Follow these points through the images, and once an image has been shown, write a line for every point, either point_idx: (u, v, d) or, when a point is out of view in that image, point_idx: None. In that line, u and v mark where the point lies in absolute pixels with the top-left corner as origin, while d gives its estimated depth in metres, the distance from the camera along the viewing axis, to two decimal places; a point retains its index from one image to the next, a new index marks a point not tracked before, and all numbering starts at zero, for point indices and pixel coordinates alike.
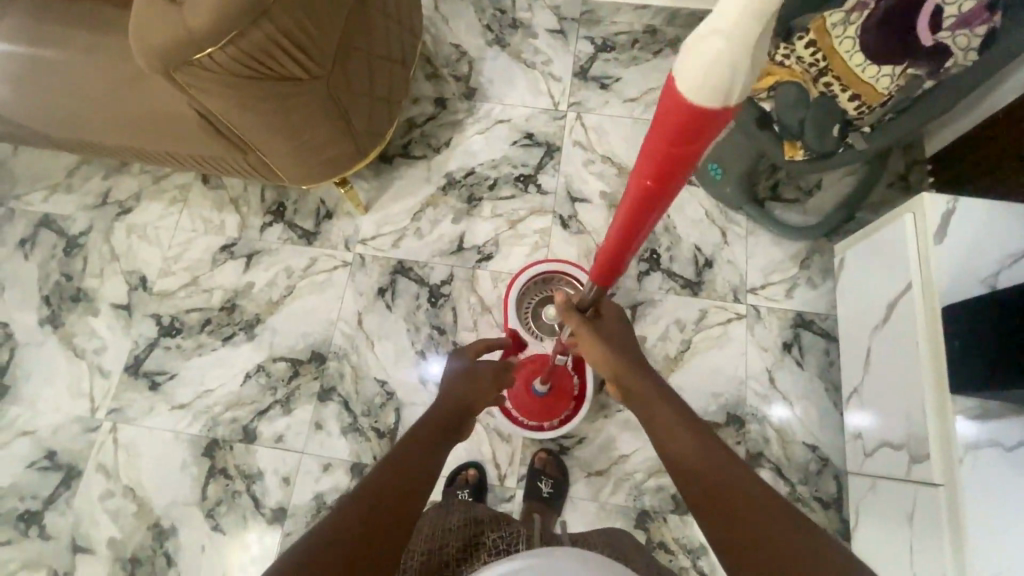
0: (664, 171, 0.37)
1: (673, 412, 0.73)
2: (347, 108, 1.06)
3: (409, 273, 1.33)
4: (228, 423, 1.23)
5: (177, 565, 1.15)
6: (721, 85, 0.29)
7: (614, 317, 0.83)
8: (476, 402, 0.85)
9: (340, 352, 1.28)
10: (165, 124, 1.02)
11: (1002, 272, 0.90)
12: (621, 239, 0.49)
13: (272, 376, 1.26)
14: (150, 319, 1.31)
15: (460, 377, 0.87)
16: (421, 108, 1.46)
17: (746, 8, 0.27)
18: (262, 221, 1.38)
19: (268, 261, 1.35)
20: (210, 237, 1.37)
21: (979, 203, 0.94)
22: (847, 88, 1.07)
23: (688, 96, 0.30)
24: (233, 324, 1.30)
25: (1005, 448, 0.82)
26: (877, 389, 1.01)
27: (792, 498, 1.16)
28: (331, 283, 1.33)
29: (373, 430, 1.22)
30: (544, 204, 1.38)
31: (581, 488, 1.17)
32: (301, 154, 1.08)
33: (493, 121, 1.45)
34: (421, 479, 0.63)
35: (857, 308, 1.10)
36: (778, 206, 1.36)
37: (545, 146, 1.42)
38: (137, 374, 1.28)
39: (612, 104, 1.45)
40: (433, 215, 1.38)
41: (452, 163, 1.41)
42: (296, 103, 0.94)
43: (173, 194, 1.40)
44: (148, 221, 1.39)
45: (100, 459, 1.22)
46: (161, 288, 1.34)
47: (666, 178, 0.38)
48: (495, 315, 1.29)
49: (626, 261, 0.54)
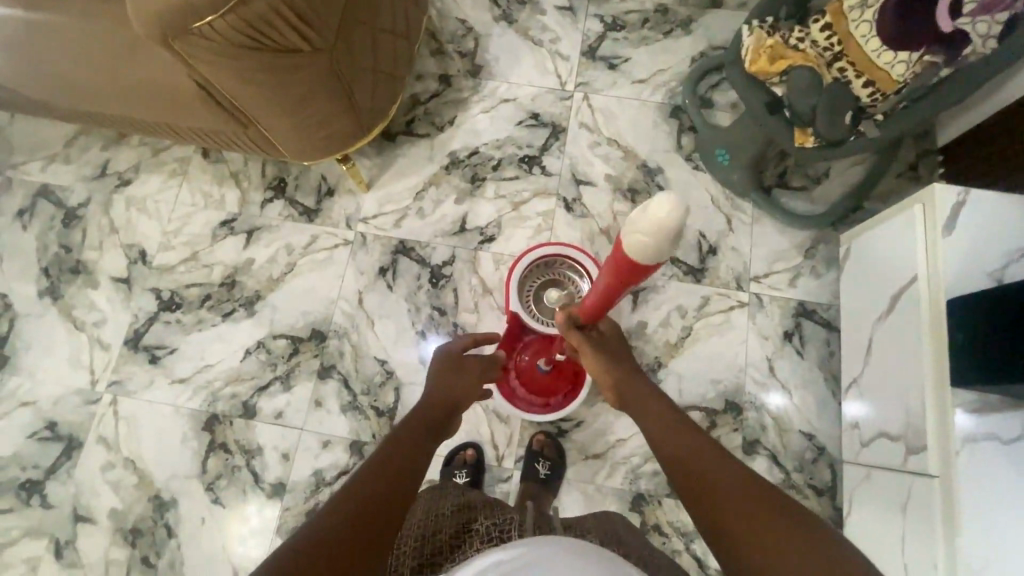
0: (626, 275, 0.67)
1: (665, 412, 0.78)
2: (351, 83, 1.03)
3: (410, 252, 1.32)
4: (228, 398, 1.24)
5: (177, 536, 1.17)
6: (652, 246, 0.58)
7: (613, 332, 0.92)
8: (465, 397, 0.88)
9: (340, 330, 1.27)
10: (163, 94, 0.99)
11: (1009, 267, 0.90)
12: (601, 301, 0.78)
13: (272, 353, 1.26)
14: (150, 293, 1.31)
15: (447, 374, 0.90)
16: (425, 85, 1.43)
17: (661, 217, 0.56)
18: (263, 196, 1.36)
19: (269, 238, 1.34)
20: (210, 212, 1.36)
21: (991, 195, 0.92)
22: (862, 75, 1.06)
23: (636, 247, 0.60)
24: (233, 300, 1.30)
25: (1002, 441, 0.82)
26: (877, 380, 1.01)
27: (787, 485, 1.17)
28: (332, 261, 1.32)
29: (373, 408, 1.23)
30: (549, 186, 1.36)
31: (578, 470, 1.18)
32: (303, 128, 1.07)
33: (499, 99, 1.42)
34: (414, 471, 0.64)
35: (860, 298, 1.09)
36: (785, 193, 1.34)
37: (551, 127, 1.40)
38: (137, 348, 1.27)
39: (620, 85, 1.42)
40: (435, 194, 1.36)
41: (456, 143, 1.39)
42: (298, 77, 0.92)
43: (172, 167, 1.39)
44: (148, 194, 1.37)
45: (100, 430, 1.23)
46: (161, 261, 1.33)
47: (627, 278, 0.68)
48: (496, 298, 1.29)
49: (605, 312, 0.82)
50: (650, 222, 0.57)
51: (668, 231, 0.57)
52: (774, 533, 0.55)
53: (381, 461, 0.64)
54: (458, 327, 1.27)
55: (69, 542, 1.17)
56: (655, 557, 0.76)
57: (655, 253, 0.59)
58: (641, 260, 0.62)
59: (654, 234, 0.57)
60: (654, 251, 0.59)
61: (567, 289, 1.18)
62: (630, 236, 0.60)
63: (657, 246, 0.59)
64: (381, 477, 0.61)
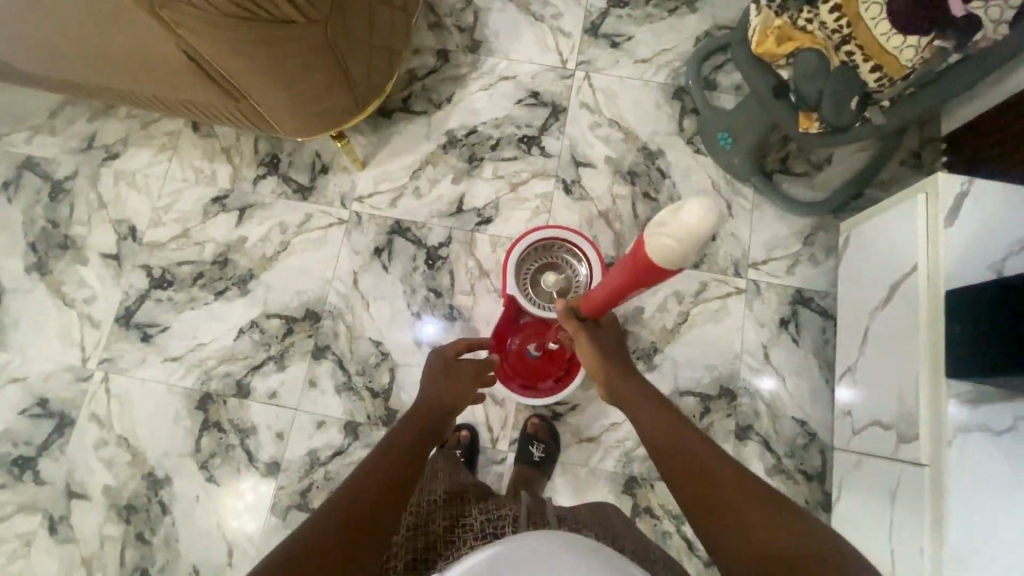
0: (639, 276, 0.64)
1: (657, 408, 0.78)
2: (347, 57, 1.00)
3: (406, 233, 1.30)
4: (221, 377, 1.23)
5: (171, 513, 1.17)
6: (673, 252, 0.55)
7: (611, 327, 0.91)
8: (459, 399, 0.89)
9: (335, 311, 1.26)
10: (151, 67, 0.96)
11: (1010, 258, 0.90)
12: (608, 296, 0.75)
13: (266, 332, 1.25)
14: (141, 270, 1.29)
15: (439, 376, 0.89)
16: (422, 60, 1.39)
17: (692, 226, 0.52)
18: (255, 173, 1.33)
19: (262, 215, 1.31)
20: (201, 188, 1.33)
21: (995, 185, 0.92)
22: (870, 59, 1.02)
23: (657, 250, 0.56)
24: (226, 278, 1.28)
25: (993, 433, 0.83)
26: (872, 369, 1.02)
27: (778, 470, 1.18)
28: (326, 241, 1.30)
29: (367, 389, 1.22)
30: (548, 168, 1.34)
31: (572, 453, 1.19)
32: (298, 104, 1.04)
33: (498, 77, 1.38)
34: (406, 476, 0.64)
35: (858, 287, 1.09)
36: (786, 179, 1.33)
37: (551, 107, 1.37)
38: (129, 325, 1.26)
39: (623, 64, 1.39)
40: (432, 174, 1.33)
41: (453, 121, 1.36)
42: (292, 50, 0.89)
43: (162, 140, 1.35)
44: (137, 168, 1.34)
45: (92, 408, 1.22)
46: (151, 238, 1.30)
47: (638, 279, 0.65)
48: (492, 280, 1.28)
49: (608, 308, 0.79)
50: (678, 226, 0.53)
51: (696, 238, 0.53)
52: (771, 530, 0.56)
53: (372, 467, 0.64)
54: (454, 309, 1.26)
55: (63, 518, 1.17)
56: (648, 550, 0.77)
57: (676, 259, 0.56)
58: (662, 266, 0.58)
59: (683, 240, 0.53)
60: (676, 256, 0.56)
61: (564, 273, 1.17)
62: (657, 238, 0.56)
63: (684, 253, 0.55)
64: (372, 480, 0.62)
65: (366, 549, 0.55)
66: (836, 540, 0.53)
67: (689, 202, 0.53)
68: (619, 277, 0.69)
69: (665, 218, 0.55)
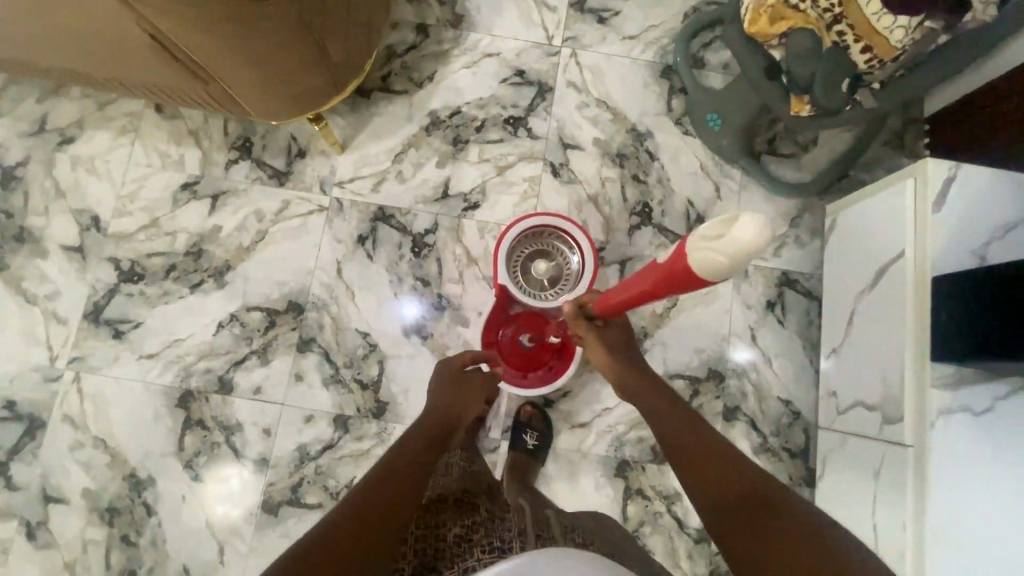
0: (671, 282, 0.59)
1: (669, 408, 0.78)
2: (325, 38, 0.94)
3: (390, 220, 1.26)
4: (202, 374, 1.19)
5: (157, 514, 1.14)
6: (721, 266, 0.50)
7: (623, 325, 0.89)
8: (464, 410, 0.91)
9: (319, 302, 1.22)
10: (106, 47, 0.88)
11: (993, 243, 0.91)
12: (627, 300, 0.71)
13: (246, 326, 1.21)
14: (108, 263, 1.21)
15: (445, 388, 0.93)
16: (401, 35, 1.32)
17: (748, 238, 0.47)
18: (227, 157, 1.26)
19: (236, 203, 1.25)
20: (168, 174, 1.25)
21: (982, 170, 0.92)
22: (860, 39, 0.99)
23: (703, 261, 0.51)
24: (202, 270, 1.22)
25: (973, 413, 0.86)
26: (857, 352, 1.04)
27: (764, 449, 1.22)
28: (307, 229, 1.24)
29: (356, 382, 1.20)
30: (535, 150, 1.30)
31: (565, 439, 1.20)
32: (272, 87, 0.98)
33: (481, 54, 1.33)
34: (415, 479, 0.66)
35: (844, 270, 1.10)
36: (773, 161, 1.32)
37: (537, 86, 1.32)
38: (98, 322, 1.20)
39: (610, 40, 1.35)
40: (415, 157, 1.28)
41: (436, 101, 1.31)
42: (265, 31, 0.83)
43: (122, 123, 1.26)
44: (96, 153, 1.25)
45: (65, 409, 1.16)
46: (117, 229, 1.23)
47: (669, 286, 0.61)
48: (481, 268, 1.25)
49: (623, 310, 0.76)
50: (729, 241, 0.48)
51: (744, 257, 0.49)
52: (776, 531, 0.56)
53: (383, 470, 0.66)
54: (442, 298, 1.23)
55: (40, 523, 1.13)
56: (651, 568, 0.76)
57: (718, 274, 0.52)
58: (703, 276, 0.54)
59: (732, 255, 0.49)
60: (718, 271, 0.51)
61: (556, 261, 1.15)
62: (701, 249, 0.51)
63: (729, 268, 0.50)
64: (382, 488, 0.62)
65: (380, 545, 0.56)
66: (849, 544, 0.53)
67: (745, 218, 0.48)
68: (644, 282, 0.65)
69: (714, 230, 0.50)
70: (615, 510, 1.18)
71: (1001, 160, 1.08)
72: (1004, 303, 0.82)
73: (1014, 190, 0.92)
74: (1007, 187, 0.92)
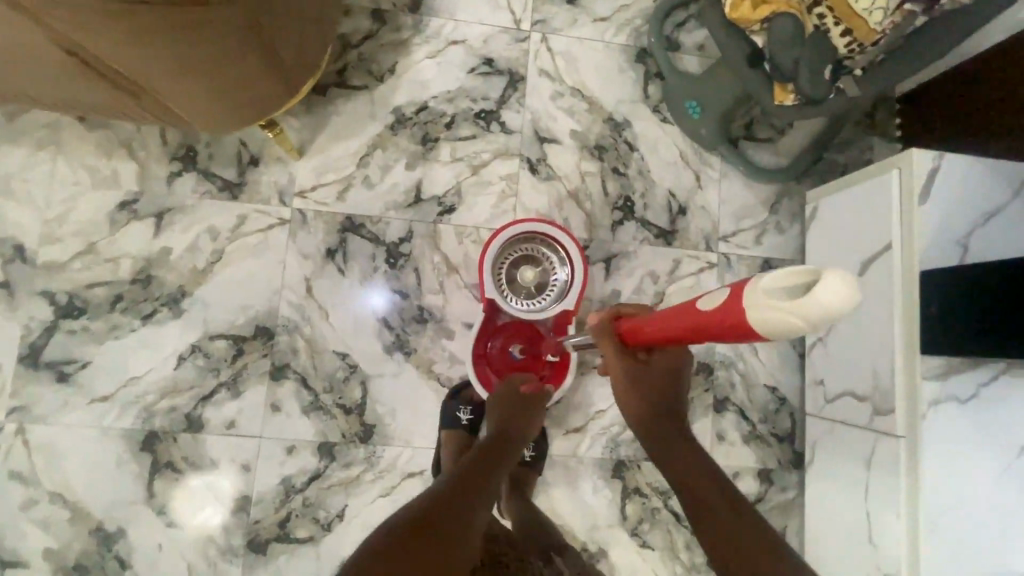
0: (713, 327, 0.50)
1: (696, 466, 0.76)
2: (277, 38, 0.82)
3: (361, 230, 1.17)
4: (166, 413, 1.09)
5: (132, 567, 1.06)
6: (782, 325, 0.40)
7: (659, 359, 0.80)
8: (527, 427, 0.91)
9: (290, 325, 1.13)
10: (15, 63, 0.76)
11: (974, 232, 0.93)
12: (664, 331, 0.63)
13: (211, 357, 1.11)
14: (41, 298, 1.08)
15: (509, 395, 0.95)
16: (355, 23, 1.20)
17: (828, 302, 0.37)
18: (169, 170, 1.13)
19: (185, 221, 1.12)
20: (101, 193, 1.11)
21: (964, 159, 0.93)
22: (840, 23, 0.97)
23: (762, 313, 0.42)
24: (153, 299, 1.10)
25: (959, 401, 0.90)
26: (844, 342, 1.05)
27: (753, 436, 1.24)
28: (269, 246, 1.14)
29: (338, 406, 1.13)
30: (510, 146, 1.23)
31: (560, 445, 1.19)
32: (218, 95, 0.86)
33: (445, 42, 1.22)
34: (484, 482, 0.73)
35: (828, 260, 1.11)
36: (751, 146, 1.30)
37: (508, 75, 1.24)
38: (38, 365, 1.07)
39: (581, 23, 1.27)
40: (382, 160, 1.19)
41: (399, 96, 1.20)
42: (207, 35, 0.71)
43: (39, 136, 1.10)
44: (11, 172, 1.09)
45: (11, 465, 1.05)
46: (48, 259, 1.09)
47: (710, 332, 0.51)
48: (462, 275, 1.18)
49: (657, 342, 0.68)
50: (803, 300, 0.39)
51: (818, 323, 0.39)
52: None
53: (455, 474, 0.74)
54: (424, 311, 1.17)
55: None
56: None
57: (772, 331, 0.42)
58: (753, 329, 0.44)
59: (798, 316, 0.39)
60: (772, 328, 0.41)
61: (542, 266, 1.11)
62: (761, 300, 0.42)
63: (788, 330, 0.41)
64: (459, 495, 0.69)
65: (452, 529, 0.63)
66: None
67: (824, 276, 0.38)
68: (683, 317, 0.56)
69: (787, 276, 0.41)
70: (614, 510, 1.18)
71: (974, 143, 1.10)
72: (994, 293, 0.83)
73: (993, 177, 0.93)
74: (987, 174, 0.93)
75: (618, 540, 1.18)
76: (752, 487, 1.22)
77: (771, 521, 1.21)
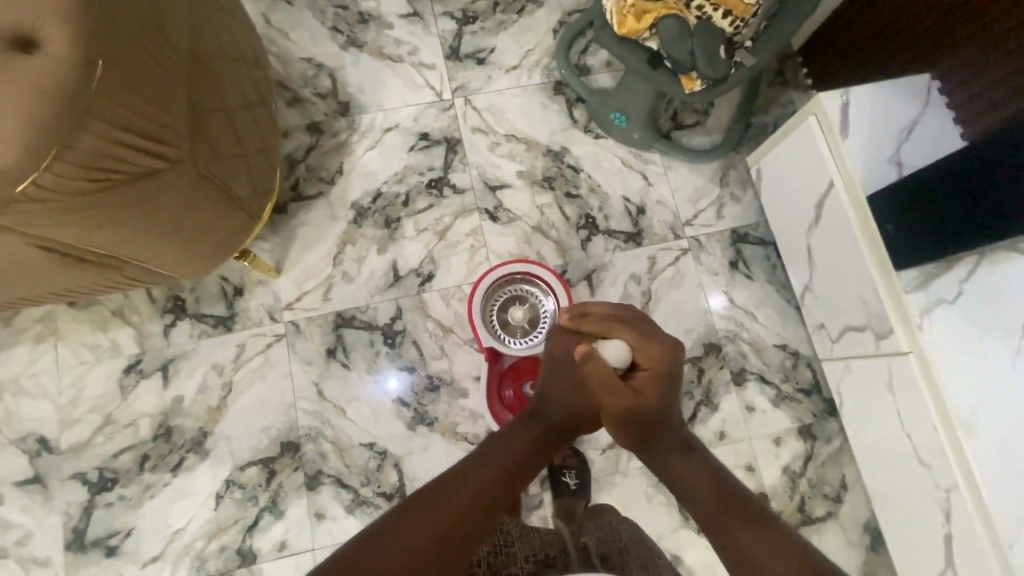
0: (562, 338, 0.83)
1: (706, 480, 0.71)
2: (225, 174, 0.88)
3: (353, 322, 1.22)
4: (219, 554, 1.10)
5: None
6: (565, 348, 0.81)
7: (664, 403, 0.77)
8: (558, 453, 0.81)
9: (312, 432, 1.16)
10: (19, 281, 0.80)
11: (903, 148, 0.99)
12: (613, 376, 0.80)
13: (247, 486, 1.13)
14: (73, 480, 1.11)
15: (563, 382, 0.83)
16: (295, 141, 1.30)
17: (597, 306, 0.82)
18: (162, 323, 1.18)
19: (189, 366, 1.17)
20: (105, 364, 1.16)
21: (867, 88, 1.00)
22: (718, 7, 1.05)
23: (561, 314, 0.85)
24: (178, 449, 1.14)
25: (949, 302, 0.93)
26: (826, 284, 1.11)
27: (781, 398, 1.26)
28: (271, 364, 1.18)
29: (380, 495, 1.14)
30: (466, 204, 1.30)
31: (601, 465, 1.19)
32: (189, 242, 0.90)
33: (380, 131, 1.32)
34: (519, 462, 0.68)
35: (785, 214, 1.18)
36: (683, 133, 1.37)
37: (445, 142, 1.32)
38: (85, 547, 1.09)
39: (496, 77, 1.36)
40: (355, 253, 1.25)
41: (353, 192, 1.28)
42: (165, 200, 0.78)
43: (38, 329, 1.17)
44: (19, 372, 1.15)
45: None
46: (70, 441, 1.13)
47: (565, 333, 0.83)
48: (459, 334, 1.23)
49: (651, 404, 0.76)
50: (589, 322, 0.81)
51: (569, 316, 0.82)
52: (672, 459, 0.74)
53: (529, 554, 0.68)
54: (433, 378, 1.20)
55: None
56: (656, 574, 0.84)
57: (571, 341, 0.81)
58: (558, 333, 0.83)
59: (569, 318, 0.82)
60: (548, 340, 0.84)
61: (529, 303, 1.16)
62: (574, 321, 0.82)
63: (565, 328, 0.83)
64: (496, 466, 0.66)
65: (466, 476, 0.64)
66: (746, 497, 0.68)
67: (606, 329, 0.80)
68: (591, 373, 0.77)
69: (615, 319, 0.80)
70: (674, 514, 1.18)
71: (866, 74, 1.16)
72: (952, 185, 0.85)
73: (898, 94, 1.01)
74: (893, 95, 1.00)
75: (688, 542, 1.17)
76: (799, 447, 1.23)
77: (829, 474, 1.22)
